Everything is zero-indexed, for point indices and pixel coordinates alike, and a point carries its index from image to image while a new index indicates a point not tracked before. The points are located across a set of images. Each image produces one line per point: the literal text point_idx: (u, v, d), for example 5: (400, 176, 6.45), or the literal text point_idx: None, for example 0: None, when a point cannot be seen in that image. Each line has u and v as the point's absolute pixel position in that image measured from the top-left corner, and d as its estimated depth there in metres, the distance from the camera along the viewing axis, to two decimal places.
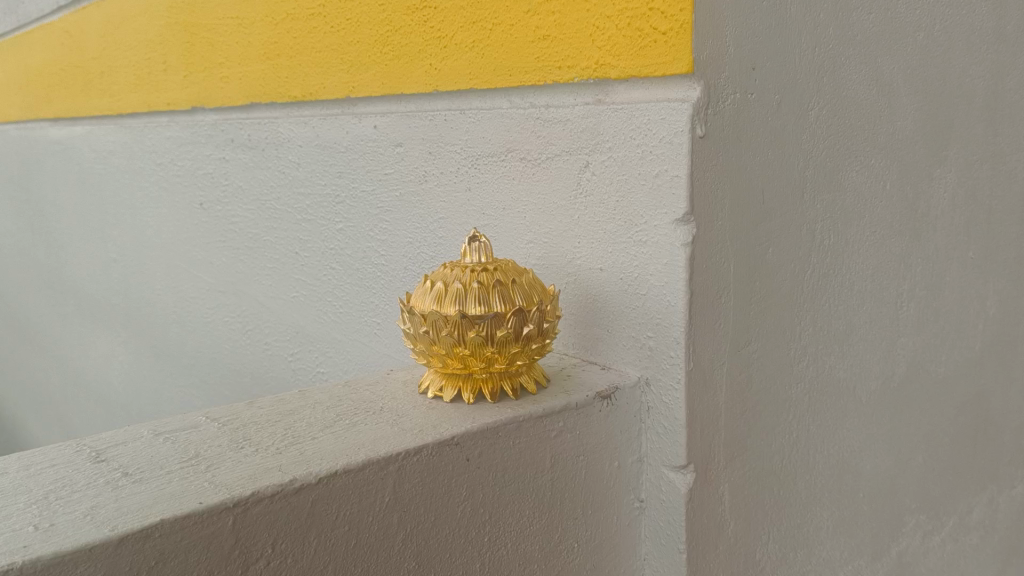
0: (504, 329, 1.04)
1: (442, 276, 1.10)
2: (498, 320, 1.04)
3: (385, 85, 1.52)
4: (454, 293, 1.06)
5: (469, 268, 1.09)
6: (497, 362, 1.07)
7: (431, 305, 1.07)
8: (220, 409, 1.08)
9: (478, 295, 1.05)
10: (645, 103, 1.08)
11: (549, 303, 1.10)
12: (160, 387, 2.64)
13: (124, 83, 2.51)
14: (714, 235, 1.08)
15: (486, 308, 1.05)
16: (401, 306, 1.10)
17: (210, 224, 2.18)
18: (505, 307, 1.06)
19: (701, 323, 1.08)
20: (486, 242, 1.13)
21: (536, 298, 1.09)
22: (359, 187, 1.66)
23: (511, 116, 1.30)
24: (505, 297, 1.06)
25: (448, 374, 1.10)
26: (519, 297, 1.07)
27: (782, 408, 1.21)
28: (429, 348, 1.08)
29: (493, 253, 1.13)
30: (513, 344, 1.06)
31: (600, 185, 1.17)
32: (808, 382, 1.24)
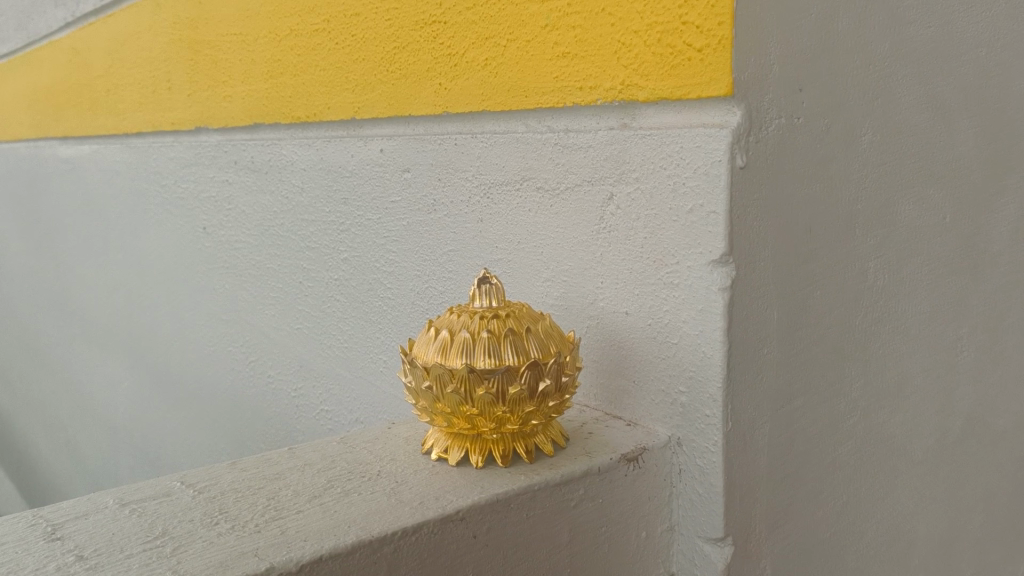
0: (517, 385, 0.92)
1: (447, 323, 0.98)
2: (511, 375, 0.92)
3: (392, 106, 1.41)
4: (461, 343, 0.94)
5: (478, 314, 0.97)
6: (509, 422, 0.95)
7: (435, 356, 0.95)
8: (199, 472, 0.96)
9: (489, 346, 0.93)
10: (677, 129, 0.96)
11: (568, 354, 0.97)
12: (162, 416, 2.53)
13: (129, 102, 2.42)
14: (755, 278, 0.96)
15: (498, 360, 0.93)
16: (402, 356, 0.98)
17: (213, 249, 2.08)
18: (519, 359, 0.93)
19: (741, 377, 0.96)
20: (499, 283, 1.00)
21: (554, 349, 0.96)
22: (364, 214, 1.54)
23: (527, 141, 1.18)
24: (519, 348, 0.94)
25: (454, 433, 0.98)
26: (535, 349, 0.95)
27: (830, 470, 1.08)
28: (432, 406, 0.96)
29: (505, 297, 1.01)
30: (528, 401, 0.94)
31: (626, 220, 1.05)
32: (859, 439, 1.11)
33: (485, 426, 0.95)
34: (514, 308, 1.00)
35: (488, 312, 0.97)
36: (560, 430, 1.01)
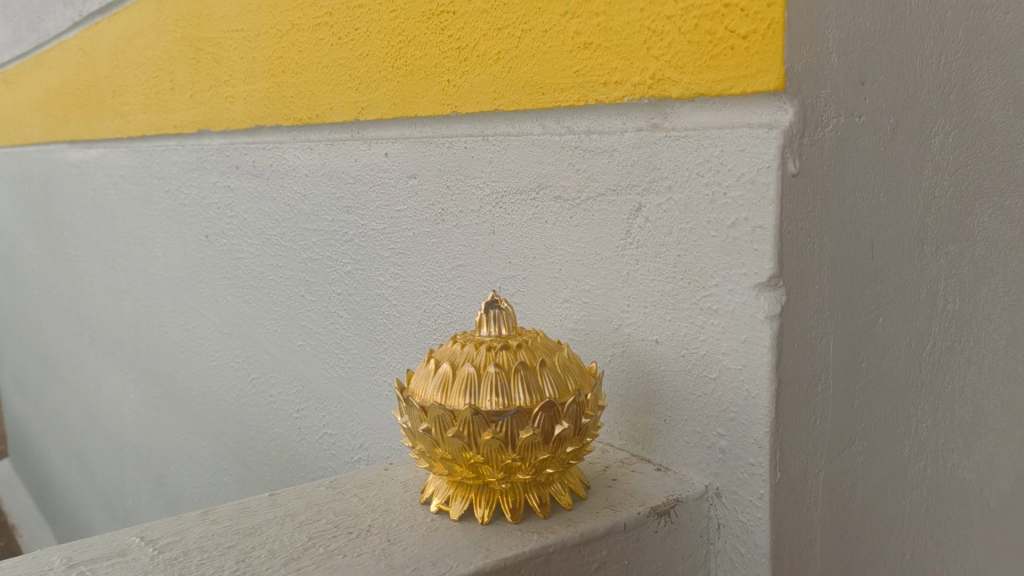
0: (529, 430, 0.79)
1: (449, 356, 0.85)
2: (522, 418, 0.79)
3: (398, 107, 1.28)
4: (464, 380, 0.81)
5: (485, 345, 0.84)
6: (520, 471, 0.81)
7: (434, 394, 0.82)
8: (164, 524, 0.84)
9: (497, 383, 0.80)
10: (718, 131, 0.83)
11: (589, 391, 0.84)
12: (167, 432, 2.42)
13: (133, 104, 2.32)
14: (807, 303, 0.83)
15: (507, 400, 0.80)
16: (398, 391, 0.86)
17: (215, 258, 1.96)
18: (532, 399, 0.80)
19: (792, 419, 0.82)
20: (510, 308, 0.87)
21: (572, 385, 0.83)
22: (368, 224, 1.41)
23: (544, 144, 1.05)
24: (532, 385, 0.81)
25: (457, 482, 0.84)
26: (552, 386, 0.81)
27: (890, 521, 0.94)
28: (431, 451, 0.83)
29: (517, 324, 0.87)
30: (542, 448, 0.81)
31: (656, 235, 0.91)
32: (922, 484, 0.97)
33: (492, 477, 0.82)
34: (527, 337, 0.86)
35: (496, 343, 0.84)
36: (580, 476, 0.88)
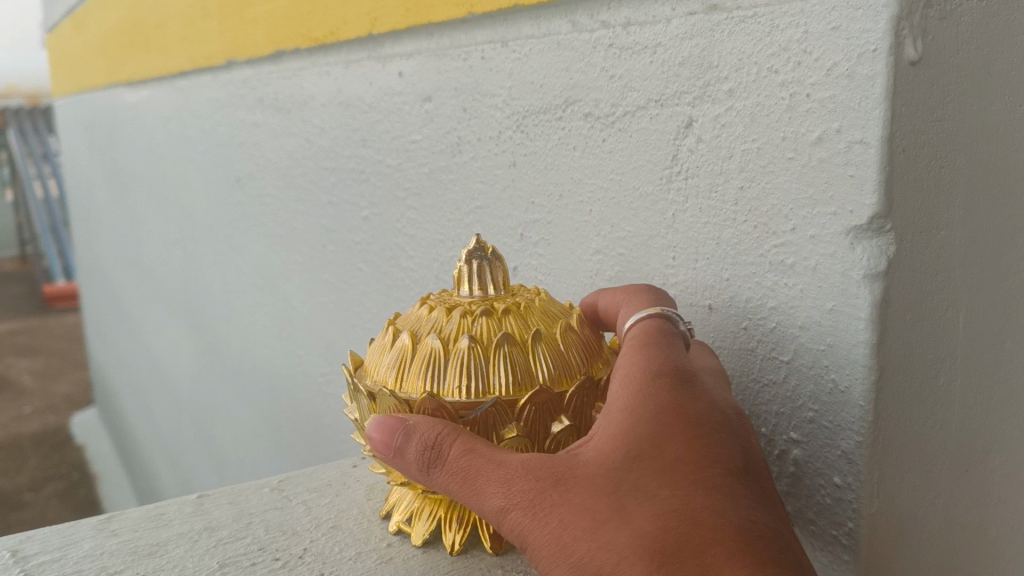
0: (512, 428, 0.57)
1: (413, 324, 0.63)
2: (503, 413, 0.57)
3: (410, 13, 1.04)
4: (426, 358, 0.59)
5: (459, 310, 0.61)
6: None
7: (387, 375, 0.60)
8: (49, 538, 0.65)
9: (469, 362, 0.58)
10: (800, 5, 0.57)
11: (604, 375, 0.61)
12: (213, 388, 2.29)
13: (170, 37, 2.14)
14: (928, 257, 0.57)
15: (482, 386, 0.57)
16: (346, 371, 0.64)
17: (245, 204, 1.78)
18: (518, 384, 0.58)
19: (895, 423, 0.58)
20: (500, 262, 0.64)
21: (579, 367, 0.60)
22: (384, 160, 1.19)
23: (572, 47, 0.80)
24: (519, 367, 0.58)
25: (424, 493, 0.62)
26: (547, 369, 0.59)
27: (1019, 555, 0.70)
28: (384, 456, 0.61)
29: (508, 281, 0.64)
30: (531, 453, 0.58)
31: (711, 161, 0.66)
32: None
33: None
34: (521, 299, 0.63)
35: (476, 308, 0.61)
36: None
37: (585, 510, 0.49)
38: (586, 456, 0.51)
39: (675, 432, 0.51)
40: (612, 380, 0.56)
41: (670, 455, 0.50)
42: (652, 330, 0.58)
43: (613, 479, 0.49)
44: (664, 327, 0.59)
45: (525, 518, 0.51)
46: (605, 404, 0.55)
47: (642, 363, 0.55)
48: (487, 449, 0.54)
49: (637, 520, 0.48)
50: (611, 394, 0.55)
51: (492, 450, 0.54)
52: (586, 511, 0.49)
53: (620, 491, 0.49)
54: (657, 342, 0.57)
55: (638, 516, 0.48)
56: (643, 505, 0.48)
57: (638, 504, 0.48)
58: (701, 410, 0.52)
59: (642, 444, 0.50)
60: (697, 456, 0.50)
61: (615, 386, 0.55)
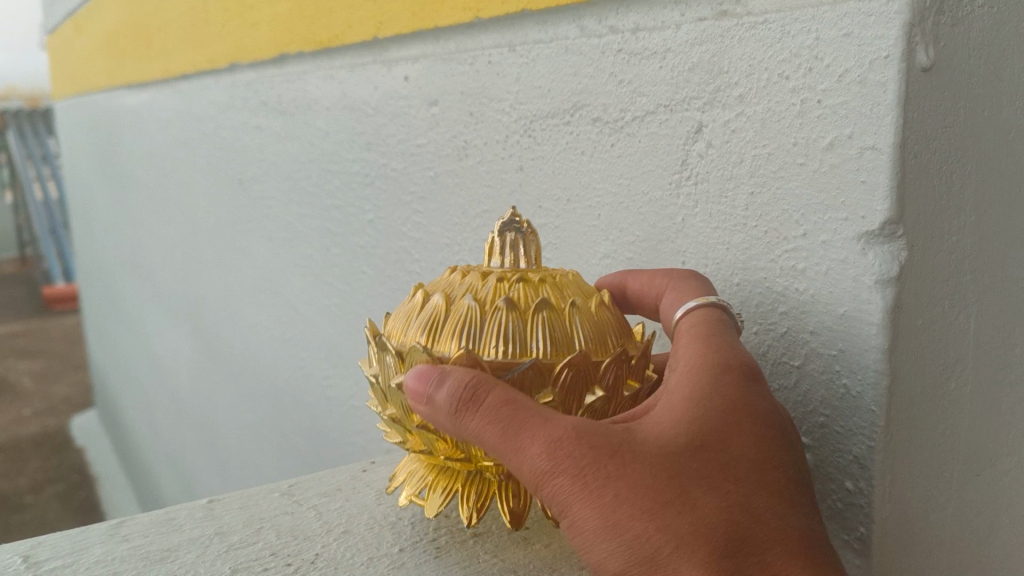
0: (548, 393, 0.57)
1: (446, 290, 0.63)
2: (538, 375, 0.57)
3: (416, 17, 1.04)
4: (461, 318, 0.59)
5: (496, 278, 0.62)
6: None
7: (418, 337, 0.60)
8: (60, 542, 0.65)
9: (506, 324, 0.58)
10: (811, 11, 0.57)
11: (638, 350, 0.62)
12: (215, 391, 2.29)
13: (172, 40, 2.14)
14: (939, 262, 0.57)
15: (519, 348, 0.58)
16: (373, 336, 0.64)
17: (248, 207, 1.78)
18: (555, 349, 0.58)
19: (907, 428, 0.58)
20: (533, 238, 0.65)
21: (613, 342, 0.60)
22: (389, 163, 1.19)
23: (580, 51, 0.80)
24: (556, 334, 0.58)
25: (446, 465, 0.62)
26: (584, 335, 0.59)
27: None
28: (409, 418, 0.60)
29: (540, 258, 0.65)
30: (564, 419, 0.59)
31: (721, 167, 0.66)
32: None
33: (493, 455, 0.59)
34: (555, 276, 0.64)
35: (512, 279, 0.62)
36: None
37: (645, 486, 0.48)
38: (649, 434, 0.51)
39: (743, 429, 0.52)
40: (675, 367, 0.56)
41: (736, 451, 0.51)
42: (711, 319, 0.59)
43: (678, 463, 0.49)
44: (720, 319, 0.59)
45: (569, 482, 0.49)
46: (665, 389, 0.55)
47: (709, 353, 0.56)
48: (530, 406, 0.52)
49: (703, 510, 0.48)
50: (675, 380, 0.55)
51: (535, 407, 0.53)
52: (644, 487, 0.48)
53: (683, 478, 0.49)
54: (718, 331, 0.58)
55: (701, 506, 0.48)
56: (708, 496, 0.49)
57: (703, 493, 0.49)
58: (767, 410, 0.53)
59: (707, 439, 0.51)
60: (763, 459, 0.51)
61: (682, 373, 0.55)
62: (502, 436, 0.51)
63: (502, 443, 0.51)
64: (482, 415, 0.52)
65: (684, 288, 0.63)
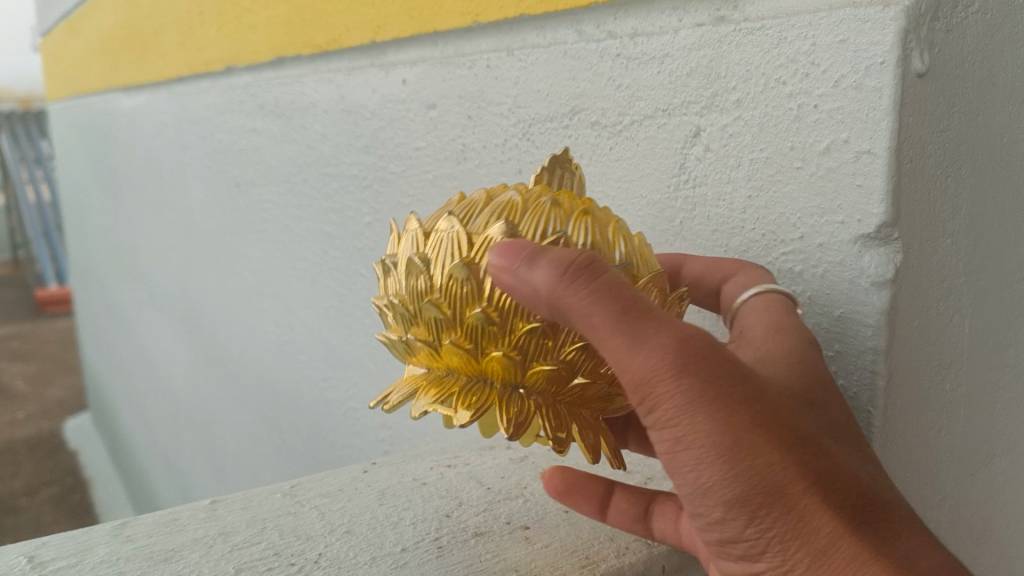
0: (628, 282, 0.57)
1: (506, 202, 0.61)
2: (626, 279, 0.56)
3: (415, 21, 1.05)
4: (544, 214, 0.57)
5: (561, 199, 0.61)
6: (580, 351, 0.57)
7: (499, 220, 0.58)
8: (64, 543, 0.65)
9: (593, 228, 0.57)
10: (808, 17, 0.58)
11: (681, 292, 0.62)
12: (211, 393, 2.29)
13: (168, 43, 2.14)
14: (934, 263, 0.58)
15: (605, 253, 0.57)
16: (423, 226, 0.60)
17: (245, 209, 1.78)
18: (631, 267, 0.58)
19: (903, 427, 0.59)
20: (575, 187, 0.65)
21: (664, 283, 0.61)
22: (388, 166, 1.20)
23: (579, 56, 0.81)
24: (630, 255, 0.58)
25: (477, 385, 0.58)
26: (646, 255, 0.60)
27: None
28: (453, 300, 0.57)
29: None
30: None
31: (719, 170, 0.67)
32: None
33: (543, 347, 0.56)
34: None
35: None
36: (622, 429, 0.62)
37: (777, 418, 0.50)
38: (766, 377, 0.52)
39: (834, 397, 0.55)
40: (758, 331, 0.58)
41: (835, 415, 0.54)
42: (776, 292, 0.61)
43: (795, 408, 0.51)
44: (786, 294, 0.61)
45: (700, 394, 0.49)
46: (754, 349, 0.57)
47: (787, 320, 0.58)
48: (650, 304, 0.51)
49: (826, 456, 0.51)
50: (764, 342, 0.57)
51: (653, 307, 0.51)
52: (776, 418, 0.50)
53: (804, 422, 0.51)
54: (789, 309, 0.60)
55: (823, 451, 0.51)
56: (826, 447, 0.51)
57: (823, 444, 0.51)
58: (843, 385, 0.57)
59: (813, 397, 0.54)
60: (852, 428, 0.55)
61: (769, 336, 0.57)
62: (626, 325, 0.49)
63: (628, 333, 0.49)
64: (609, 301, 0.50)
65: (751, 275, 0.62)
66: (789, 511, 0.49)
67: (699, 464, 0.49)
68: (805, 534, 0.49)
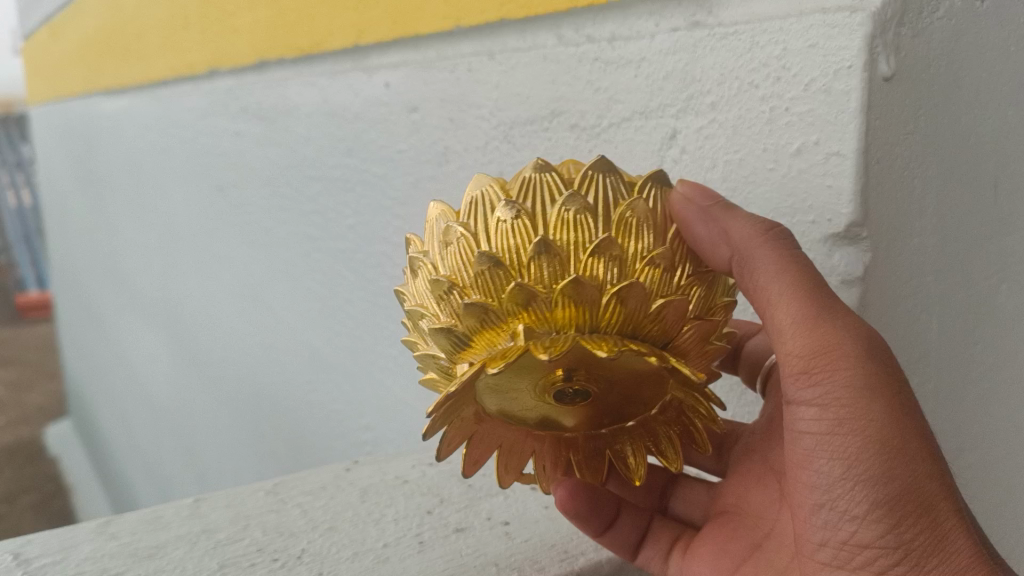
0: (605, 180, 0.52)
1: None
2: None
3: (398, 25, 1.06)
4: None
5: None
6: (594, 260, 0.51)
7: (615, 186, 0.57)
8: (49, 540, 0.66)
9: None
10: (779, 22, 0.59)
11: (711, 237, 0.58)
12: (193, 397, 2.28)
13: (151, 46, 2.13)
14: (904, 262, 0.60)
15: None
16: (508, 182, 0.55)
17: (228, 212, 1.78)
18: None
19: None
20: None
21: None
22: (371, 169, 1.21)
23: (558, 60, 0.82)
24: None
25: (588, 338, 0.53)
26: None
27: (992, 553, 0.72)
28: (456, 268, 0.54)
29: None
30: (630, 224, 0.52)
31: (695, 171, 0.68)
32: None
33: (551, 269, 0.51)
34: None
35: None
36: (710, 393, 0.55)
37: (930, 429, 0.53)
38: None
39: None
40: None
41: None
42: None
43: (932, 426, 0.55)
44: None
45: (881, 386, 0.51)
46: None
47: None
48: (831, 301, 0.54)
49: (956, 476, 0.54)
50: None
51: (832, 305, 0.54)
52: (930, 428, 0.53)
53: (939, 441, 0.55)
54: None
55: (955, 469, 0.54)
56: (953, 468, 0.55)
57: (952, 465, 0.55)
58: None
59: None
60: None
61: None
62: (821, 301, 0.52)
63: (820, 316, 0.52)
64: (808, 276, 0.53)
65: None
66: (933, 527, 0.52)
67: (861, 455, 0.52)
68: (942, 552, 0.52)
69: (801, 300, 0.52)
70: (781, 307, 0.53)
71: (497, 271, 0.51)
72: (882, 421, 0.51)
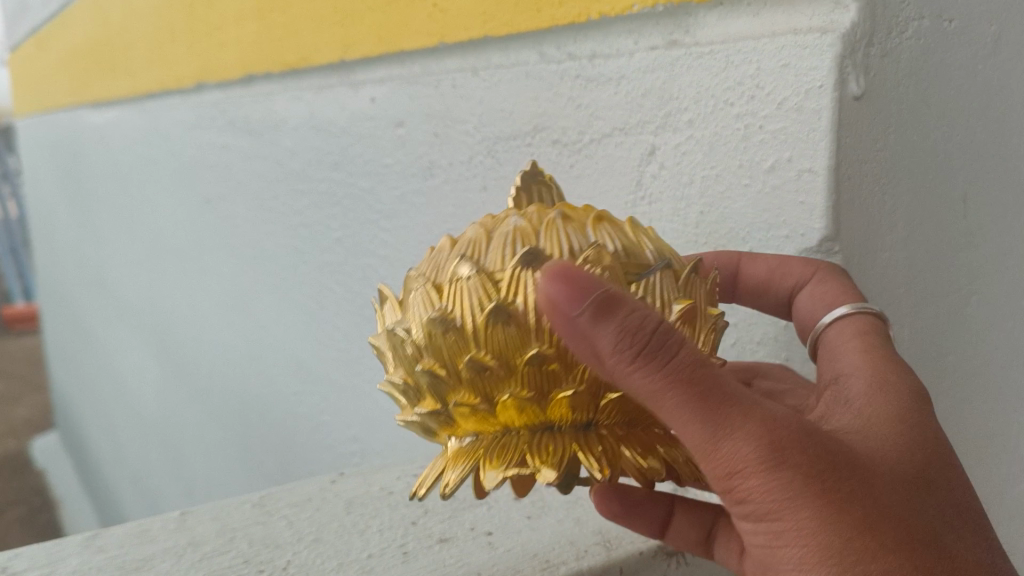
0: (460, 290, 0.51)
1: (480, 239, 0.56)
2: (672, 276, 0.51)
3: (385, 41, 1.08)
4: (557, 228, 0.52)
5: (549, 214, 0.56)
6: (531, 367, 0.49)
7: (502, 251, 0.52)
8: (35, 554, 0.66)
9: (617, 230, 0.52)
10: (754, 43, 0.61)
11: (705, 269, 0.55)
12: (181, 409, 2.28)
13: (138, 59, 2.14)
14: (875, 275, 0.62)
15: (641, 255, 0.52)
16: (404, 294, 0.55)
17: (215, 225, 1.79)
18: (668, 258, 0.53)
19: None
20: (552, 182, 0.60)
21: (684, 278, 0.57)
22: (357, 183, 1.22)
23: (541, 76, 0.83)
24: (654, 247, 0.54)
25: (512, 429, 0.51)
26: (642, 235, 0.53)
27: None
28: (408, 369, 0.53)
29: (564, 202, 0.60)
30: (495, 330, 0.49)
31: (673, 187, 0.70)
32: (1009, 516, 0.76)
33: (442, 391, 0.51)
34: None
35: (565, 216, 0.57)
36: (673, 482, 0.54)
37: (886, 514, 0.46)
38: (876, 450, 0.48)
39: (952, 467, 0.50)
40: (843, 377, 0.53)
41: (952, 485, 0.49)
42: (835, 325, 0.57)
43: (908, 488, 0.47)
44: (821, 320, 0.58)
45: (794, 496, 0.45)
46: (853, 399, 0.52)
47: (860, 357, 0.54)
48: (728, 386, 0.46)
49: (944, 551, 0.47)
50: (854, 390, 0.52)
51: (734, 388, 0.46)
52: (886, 511, 0.46)
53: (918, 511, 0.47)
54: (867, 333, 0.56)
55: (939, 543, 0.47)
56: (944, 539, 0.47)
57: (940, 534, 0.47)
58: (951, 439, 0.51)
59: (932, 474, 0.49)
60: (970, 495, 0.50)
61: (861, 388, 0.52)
62: (700, 408, 0.45)
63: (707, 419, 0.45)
64: (684, 377, 0.45)
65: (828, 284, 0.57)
66: None
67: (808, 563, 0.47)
68: None
69: (672, 414, 0.45)
70: (677, 428, 0.46)
71: (410, 396, 0.53)
72: (809, 530, 0.46)
